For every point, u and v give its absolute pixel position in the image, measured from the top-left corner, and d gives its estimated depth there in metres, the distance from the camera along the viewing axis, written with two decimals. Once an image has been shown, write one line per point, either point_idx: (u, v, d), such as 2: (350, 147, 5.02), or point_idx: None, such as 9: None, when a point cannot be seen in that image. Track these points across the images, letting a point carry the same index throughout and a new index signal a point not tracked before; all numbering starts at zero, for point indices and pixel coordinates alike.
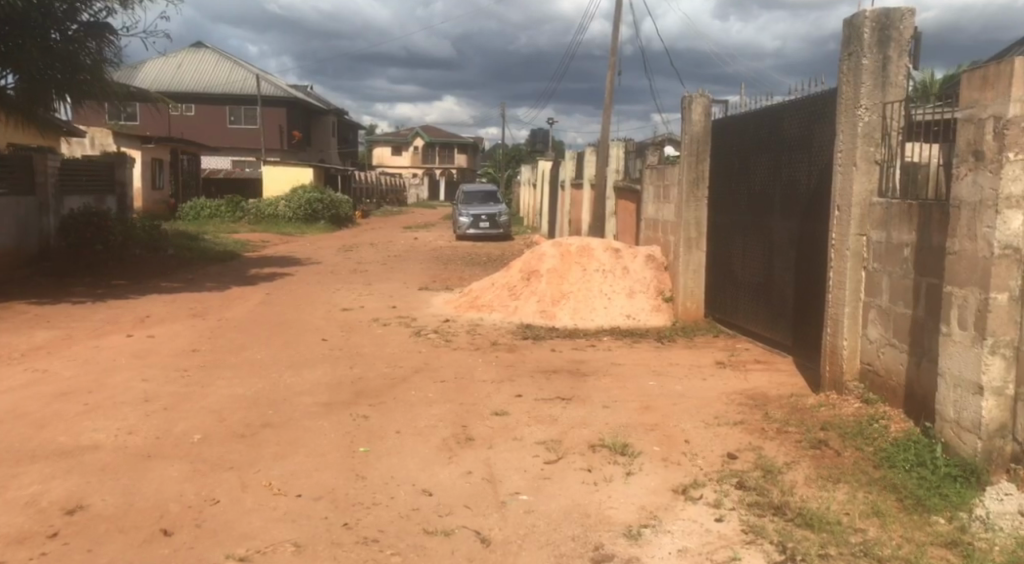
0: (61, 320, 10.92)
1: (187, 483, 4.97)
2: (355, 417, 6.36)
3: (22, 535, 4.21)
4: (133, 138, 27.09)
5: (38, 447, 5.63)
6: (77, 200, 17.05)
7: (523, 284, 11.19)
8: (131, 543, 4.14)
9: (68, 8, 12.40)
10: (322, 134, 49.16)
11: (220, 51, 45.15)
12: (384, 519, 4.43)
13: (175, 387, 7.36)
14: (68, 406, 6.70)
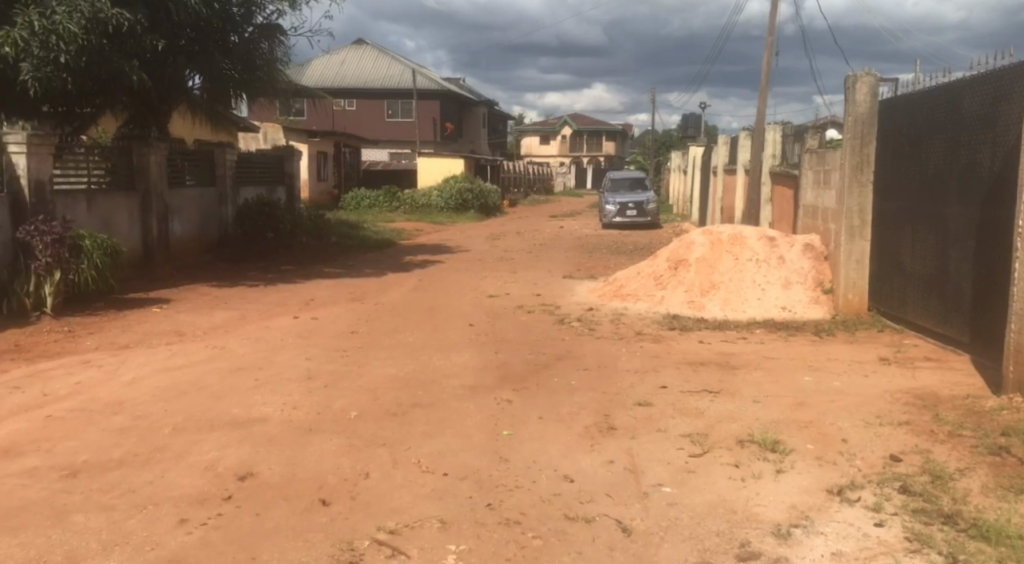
0: (235, 302, 11.73)
1: (344, 456, 5.20)
2: (499, 401, 6.45)
3: (201, 496, 4.54)
4: (301, 132, 28.73)
5: (214, 418, 6.06)
6: (251, 191, 18.26)
7: (670, 274, 10.92)
8: (292, 510, 4.36)
9: (245, 12, 13.10)
10: (473, 125, 50.19)
11: (379, 48, 46.89)
12: (526, 502, 4.44)
13: (334, 366, 7.75)
14: (241, 380, 7.19)
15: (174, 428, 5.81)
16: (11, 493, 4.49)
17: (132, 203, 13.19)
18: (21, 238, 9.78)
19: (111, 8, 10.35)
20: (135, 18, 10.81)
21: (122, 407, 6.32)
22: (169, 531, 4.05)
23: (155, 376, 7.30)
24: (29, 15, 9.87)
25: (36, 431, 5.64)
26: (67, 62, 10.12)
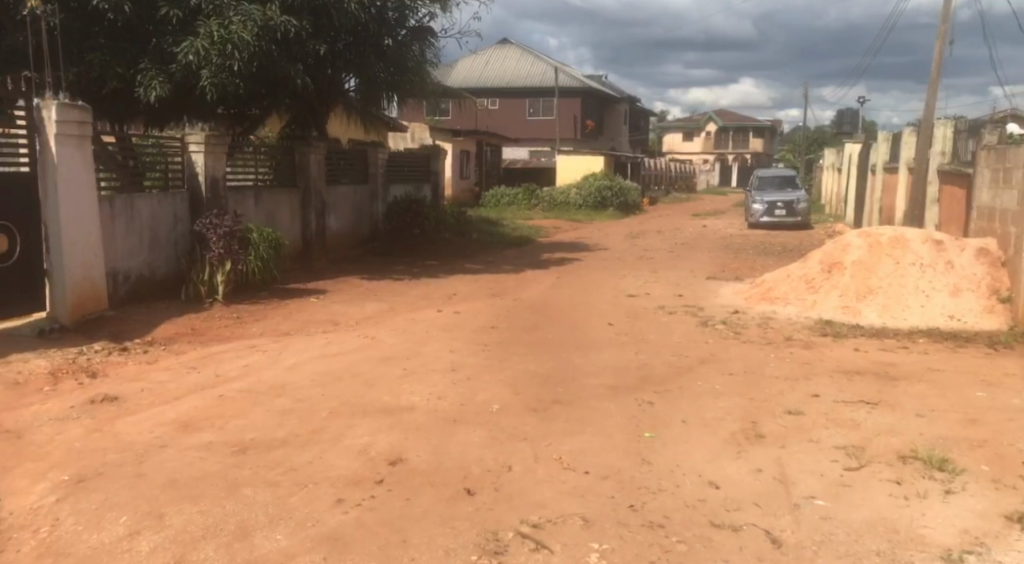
0: (384, 294, 12.20)
1: (488, 448, 5.32)
2: (641, 402, 6.39)
3: (356, 478, 4.76)
4: (445, 131, 29.55)
5: (366, 404, 6.34)
6: (399, 189, 18.94)
7: (824, 277, 10.44)
8: (440, 497, 4.50)
9: (400, 15, 13.56)
10: (615, 122, 49.85)
11: (522, 47, 47.44)
12: (670, 506, 4.39)
13: (476, 359, 7.92)
14: (390, 369, 7.49)
15: (330, 412, 6.13)
16: (191, 464, 4.89)
17: (292, 199, 13.98)
18: (199, 231, 10.68)
19: (279, 16, 11.02)
20: (301, 25, 11.44)
21: (284, 390, 6.72)
22: (328, 510, 4.28)
23: (313, 362, 7.72)
24: (210, 26, 10.65)
25: (210, 409, 6.10)
26: (240, 69, 10.81)
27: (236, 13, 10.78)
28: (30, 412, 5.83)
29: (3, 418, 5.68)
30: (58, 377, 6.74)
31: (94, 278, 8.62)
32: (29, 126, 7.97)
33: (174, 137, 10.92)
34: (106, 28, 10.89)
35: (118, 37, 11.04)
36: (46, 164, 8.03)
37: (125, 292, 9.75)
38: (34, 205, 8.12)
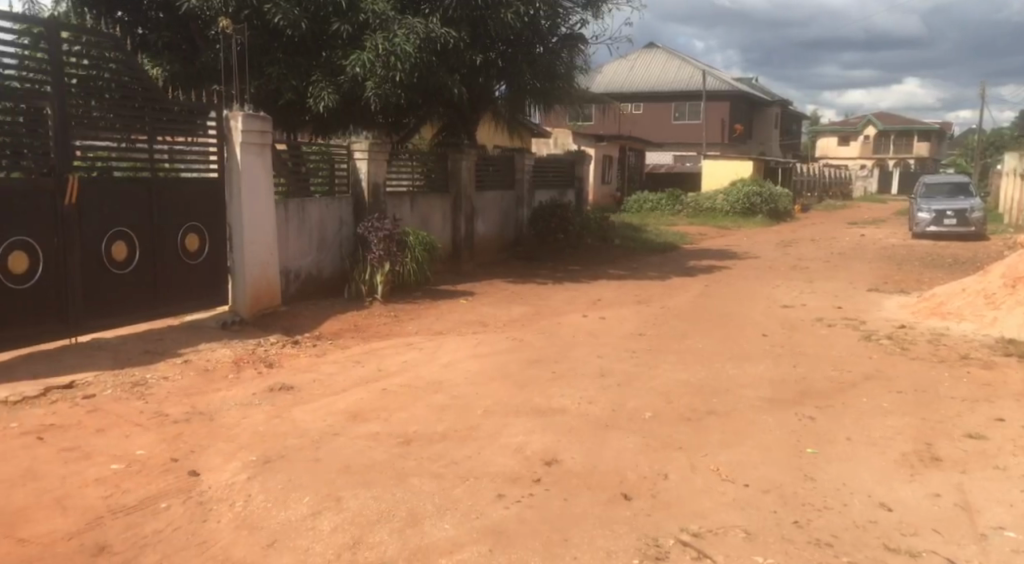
0: (532, 298, 12.38)
1: (642, 455, 5.32)
2: (801, 417, 6.19)
3: (514, 475, 4.89)
4: (590, 136, 29.61)
5: (521, 404, 6.48)
6: (544, 194, 19.15)
7: (1005, 293, 9.72)
8: (598, 500, 4.55)
9: (552, 24, 13.72)
10: (766, 126, 48.19)
11: (670, 50, 46.79)
12: (838, 525, 4.24)
13: (627, 366, 7.91)
14: (540, 371, 7.61)
15: (485, 410, 6.30)
16: (361, 452, 5.18)
17: (444, 204, 14.44)
18: (361, 233, 11.23)
19: (440, 28, 11.43)
20: (459, 36, 11.83)
21: (441, 387, 6.98)
22: (490, 504, 4.42)
23: (466, 361, 7.97)
24: (377, 40, 11.19)
25: (375, 401, 6.43)
26: (403, 80, 11.27)
27: (400, 27, 11.26)
28: (218, 396, 6.36)
29: (196, 401, 6.23)
30: (239, 366, 7.30)
31: (270, 276, 9.25)
32: (220, 135, 8.66)
33: (340, 144, 11.54)
34: (284, 44, 11.68)
35: (293, 50, 11.77)
36: (233, 170, 8.71)
37: (295, 290, 10.41)
38: (220, 207, 8.80)
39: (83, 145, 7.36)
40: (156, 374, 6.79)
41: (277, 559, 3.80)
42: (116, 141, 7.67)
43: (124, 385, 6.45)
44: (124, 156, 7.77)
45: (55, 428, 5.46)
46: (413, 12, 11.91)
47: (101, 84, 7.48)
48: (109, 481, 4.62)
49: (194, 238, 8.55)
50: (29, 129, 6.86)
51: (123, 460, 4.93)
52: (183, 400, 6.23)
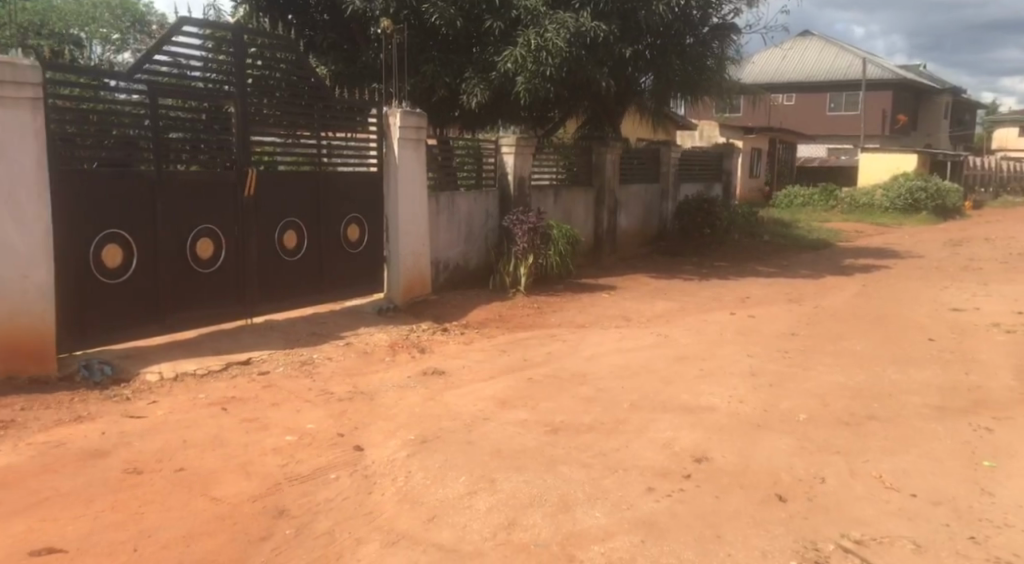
0: (677, 293, 12.20)
1: (798, 457, 5.16)
2: (975, 427, 5.80)
3: (664, 470, 4.87)
4: (738, 129, 28.76)
5: (667, 400, 6.43)
6: (690, 188, 18.80)
7: None
8: (751, 499, 4.47)
9: (703, 14, 13.41)
10: (933, 117, 45.08)
11: (827, 38, 44.68)
12: (1020, 545, 3.97)
13: (779, 366, 7.68)
14: (688, 368, 7.51)
15: (632, 404, 6.30)
16: (512, 438, 5.32)
17: (588, 197, 14.47)
18: (507, 225, 11.42)
19: (590, 21, 11.42)
20: (610, 29, 11.74)
21: (587, 379, 7.03)
22: (640, 496, 4.43)
23: (611, 355, 7.98)
24: (528, 35, 11.33)
25: (523, 389, 6.56)
26: (552, 74, 11.34)
27: (551, 22, 11.36)
28: (375, 378, 6.69)
29: (357, 381, 6.58)
30: (394, 349, 7.63)
31: (422, 266, 9.60)
32: (380, 131, 9.09)
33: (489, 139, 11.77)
34: (439, 42, 12.06)
35: (447, 49, 12.14)
36: (390, 164, 9.09)
37: (443, 280, 10.75)
38: (378, 199, 9.21)
39: (256, 141, 7.86)
40: (321, 354, 7.23)
41: (437, 533, 3.98)
42: (283, 137, 8.13)
43: (294, 363, 6.91)
44: (290, 151, 8.22)
45: (235, 400, 5.94)
46: (564, 7, 11.97)
47: (272, 83, 7.98)
48: (283, 451, 4.98)
49: (354, 228, 9.00)
50: (209, 126, 7.39)
51: (296, 432, 5.30)
52: (345, 380, 6.59)
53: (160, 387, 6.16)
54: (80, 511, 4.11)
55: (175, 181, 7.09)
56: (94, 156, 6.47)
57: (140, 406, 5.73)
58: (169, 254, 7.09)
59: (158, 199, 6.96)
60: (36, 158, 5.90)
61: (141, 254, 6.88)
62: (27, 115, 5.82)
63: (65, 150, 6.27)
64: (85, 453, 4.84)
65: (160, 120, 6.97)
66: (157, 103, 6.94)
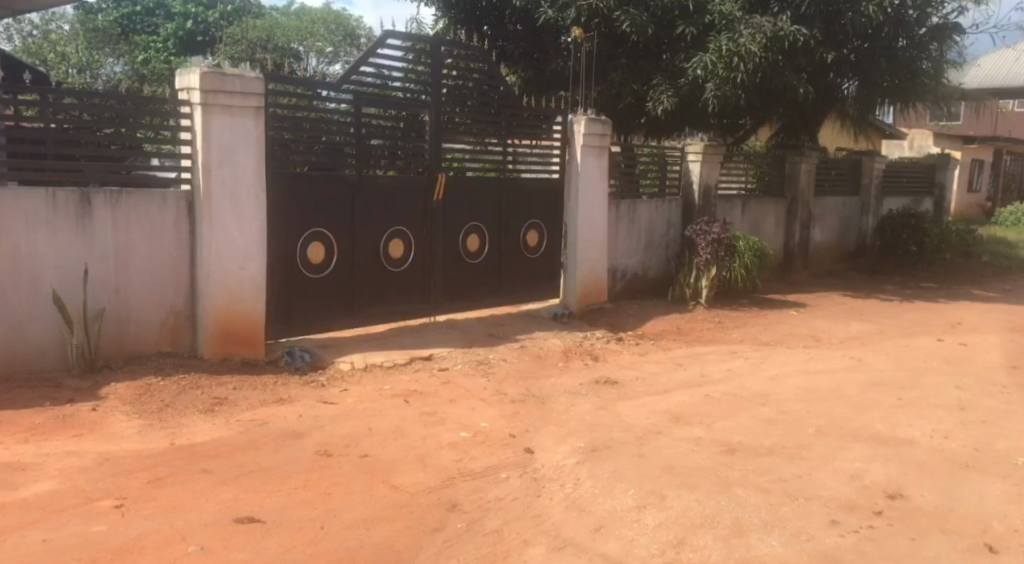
0: (876, 315, 11.39)
1: (1012, 505, 4.66)
2: None
3: (852, 503, 4.57)
4: (957, 139, 26.43)
5: (858, 429, 6.02)
6: (896, 201, 17.51)
7: None
8: (953, 546, 4.10)
9: (921, 13, 12.25)
10: None
11: None
12: None
13: (994, 402, 6.96)
14: (884, 396, 6.99)
15: (818, 430, 5.96)
16: (685, 454, 5.20)
17: (779, 208, 13.86)
18: (689, 236, 11.15)
19: (789, 25, 10.91)
20: (811, 32, 11.17)
21: (770, 400, 6.73)
22: (824, 529, 4.19)
23: (797, 376, 7.58)
24: (721, 40, 11.02)
25: (699, 406, 6.40)
26: (743, 81, 10.97)
27: (746, 27, 10.96)
28: (549, 383, 6.77)
29: (531, 385, 6.69)
30: (569, 356, 7.68)
31: (600, 274, 9.60)
32: (564, 138, 9.18)
33: (675, 146, 11.56)
34: (628, 49, 12.03)
35: (636, 56, 12.08)
36: (573, 171, 9.17)
37: (620, 288, 10.70)
38: (558, 206, 9.32)
39: (447, 148, 8.21)
40: (498, 355, 7.42)
41: (605, 543, 3.97)
42: (472, 144, 8.43)
43: (472, 362, 7.14)
44: (478, 157, 8.51)
45: (417, 394, 6.23)
46: (763, 11, 11.55)
47: (465, 92, 8.29)
48: (459, 446, 5.16)
49: (534, 234, 9.17)
50: (406, 133, 7.81)
51: (470, 429, 5.48)
52: (520, 382, 6.72)
53: (351, 376, 6.58)
54: (277, 486, 4.47)
55: (373, 184, 7.54)
56: (305, 160, 7.02)
57: (332, 393, 6.15)
58: (363, 253, 7.55)
59: (357, 201, 7.43)
60: (256, 162, 6.48)
61: (340, 252, 7.37)
62: (250, 122, 6.42)
63: (281, 154, 6.86)
64: (284, 433, 5.26)
65: (363, 127, 7.45)
66: (361, 111, 7.42)
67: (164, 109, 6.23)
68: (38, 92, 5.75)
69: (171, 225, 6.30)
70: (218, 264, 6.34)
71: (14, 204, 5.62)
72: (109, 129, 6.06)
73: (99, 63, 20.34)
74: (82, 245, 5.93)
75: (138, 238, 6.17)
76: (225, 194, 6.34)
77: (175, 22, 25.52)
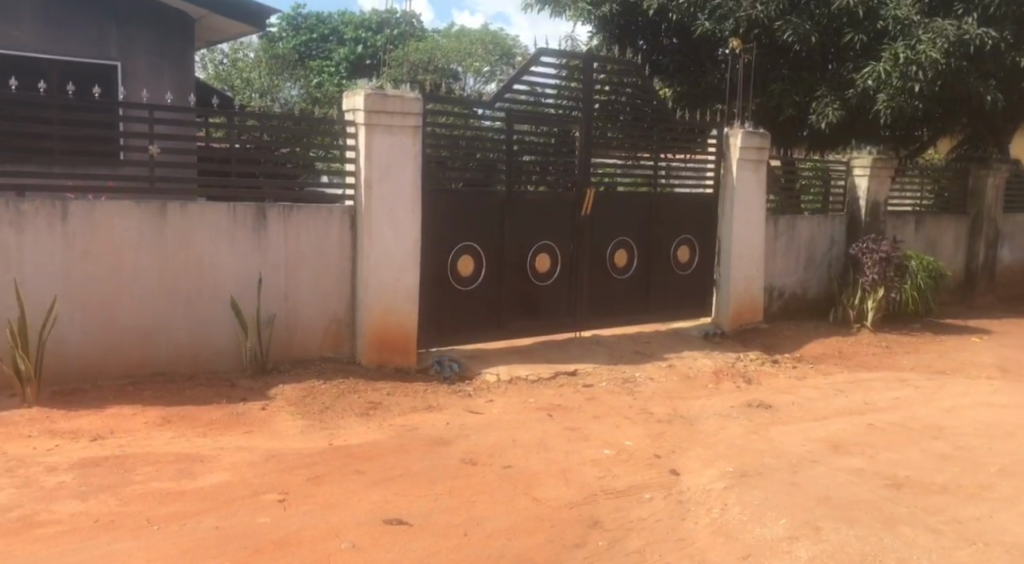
0: None
1: None
2: None
3: None
4: None
5: None
6: None
7: None
8: None
9: None
10: None
11: None
12: None
13: None
14: None
15: (1000, 469, 5.45)
16: (845, 486, 4.90)
17: (959, 226, 12.85)
18: (853, 255, 10.54)
19: (976, 28, 10.17)
20: (1001, 35, 10.33)
21: (943, 433, 6.23)
22: None
23: (976, 409, 6.97)
24: (897, 47, 10.38)
25: (861, 435, 6.02)
26: (922, 90, 10.29)
27: (926, 31, 10.28)
28: (698, 404, 6.60)
29: (679, 405, 6.55)
30: (720, 377, 7.45)
31: (756, 292, 9.25)
32: (719, 152, 8.95)
33: (840, 160, 11.01)
34: (790, 59, 11.57)
35: (799, 67, 11.59)
36: (728, 186, 8.93)
37: (777, 308, 10.26)
38: (712, 221, 9.10)
39: (598, 163, 8.23)
40: (645, 374, 7.31)
41: None
42: (624, 158, 8.41)
43: (618, 380, 7.08)
44: (629, 172, 8.47)
45: (561, 409, 6.25)
46: (944, 14, 10.79)
47: (618, 107, 8.28)
48: (602, 464, 5.13)
49: (685, 250, 8.99)
50: (558, 148, 7.90)
51: (614, 447, 5.42)
52: (668, 402, 6.59)
53: (497, 388, 6.69)
54: (424, 491, 4.62)
55: (523, 199, 7.67)
56: (460, 176, 7.25)
57: (479, 403, 6.28)
58: (513, 267, 7.69)
59: (507, 216, 7.58)
60: (413, 178, 6.77)
61: (490, 266, 7.54)
62: (409, 140, 6.71)
63: (437, 170, 7.12)
64: (431, 440, 5.42)
65: (515, 144, 7.60)
66: (514, 128, 7.58)
67: (333, 128, 6.64)
68: (226, 115, 6.28)
69: (335, 238, 6.69)
70: (376, 276, 6.65)
71: (200, 217, 6.15)
72: (284, 149, 6.53)
73: (279, 88, 21.93)
74: (257, 256, 6.40)
75: (305, 250, 6.58)
76: (384, 209, 6.66)
77: (346, 48, 27.10)
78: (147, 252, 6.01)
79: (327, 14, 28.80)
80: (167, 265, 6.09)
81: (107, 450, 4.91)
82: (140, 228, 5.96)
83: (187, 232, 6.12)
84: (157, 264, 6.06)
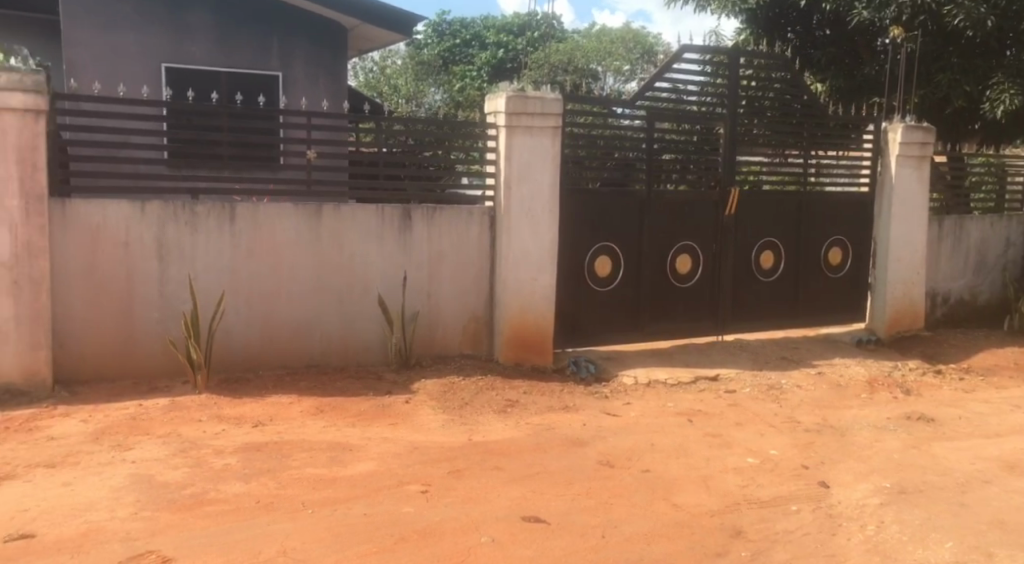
0: None
1: None
2: None
3: None
4: None
5: None
6: None
7: None
8: None
9: None
10: None
11: None
12: None
13: None
14: None
15: None
16: (1020, 510, 4.51)
17: None
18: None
19: None
20: None
21: None
22: None
23: None
24: None
25: None
26: None
27: None
28: (850, 414, 6.26)
29: (829, 414, 6.24)
30: (875, 387, 7.04)
31: (917, 297, 8.67)
32: (876, 148, 8.50)
33: None
34: (960, 47, 10.75)
35: (970, 54, 10.75)
36: (886, 184, 8.44)
37: (940, 315, 9.58)
38: (868, 222, 8.62)
39: (742, 161, 8.00)
40: (791, 381, 7.01)
41: None
42: (770, 156, 8.12)
43: (762, 386, 6.83)
44: (776, 171, 8.15)
45: (702, 414, 6.09)
46: None
47: (765, 103, 7.98)
48: (745, 472, 4.96)
49: (837, 252, 8.56)
50: (700, 147, 7.72)
51: (758, 456, 5.23)
52: (817, 411, 6.29)
53: (635, 390, 6.61)
54: (562, 491, 4.62)
55: (663, 199, 7.56)
56: (598, 176, 7.23)
57: (616, 405, 6.23)
58: (652, 267, 7.58)
59: (647, 216, 7.48)
60: (552, 179, 6.80)
61: (629, 267, 7.47)
62: (548, 141, 6.76)
63: (575, 171, 7.12)
64: (569, 440, 5.43)
65: (655, 143, 7.49)
66: (654, 127, 7.47)
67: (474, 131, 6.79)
68: (374, 120, 6.54)
69: (475, 237, 6.82)
70: (514, 275, 6.74)
71: (352, 217, 6.43)
72: (428, 152, 6.73)
73: (424, 93, 22.61)
74: (402, 255, 6.62)
75: (447, 248, 6.75)
76: (523, 209, 6.72)
77: (488, 52, 27.59)
78: (305, 251, 6.34)
79: (470, 20, 29.43)
80: (321, 263, 6.40)
81: (266, 436, 5.22)
82: (298, 227, 6.30)
83: (340, 231, 6.42)
84: (312, 262, 6.38)
